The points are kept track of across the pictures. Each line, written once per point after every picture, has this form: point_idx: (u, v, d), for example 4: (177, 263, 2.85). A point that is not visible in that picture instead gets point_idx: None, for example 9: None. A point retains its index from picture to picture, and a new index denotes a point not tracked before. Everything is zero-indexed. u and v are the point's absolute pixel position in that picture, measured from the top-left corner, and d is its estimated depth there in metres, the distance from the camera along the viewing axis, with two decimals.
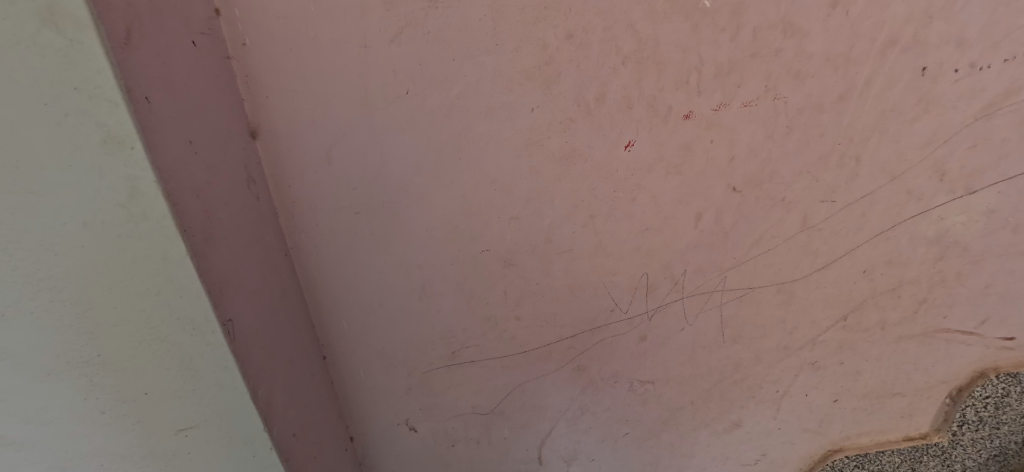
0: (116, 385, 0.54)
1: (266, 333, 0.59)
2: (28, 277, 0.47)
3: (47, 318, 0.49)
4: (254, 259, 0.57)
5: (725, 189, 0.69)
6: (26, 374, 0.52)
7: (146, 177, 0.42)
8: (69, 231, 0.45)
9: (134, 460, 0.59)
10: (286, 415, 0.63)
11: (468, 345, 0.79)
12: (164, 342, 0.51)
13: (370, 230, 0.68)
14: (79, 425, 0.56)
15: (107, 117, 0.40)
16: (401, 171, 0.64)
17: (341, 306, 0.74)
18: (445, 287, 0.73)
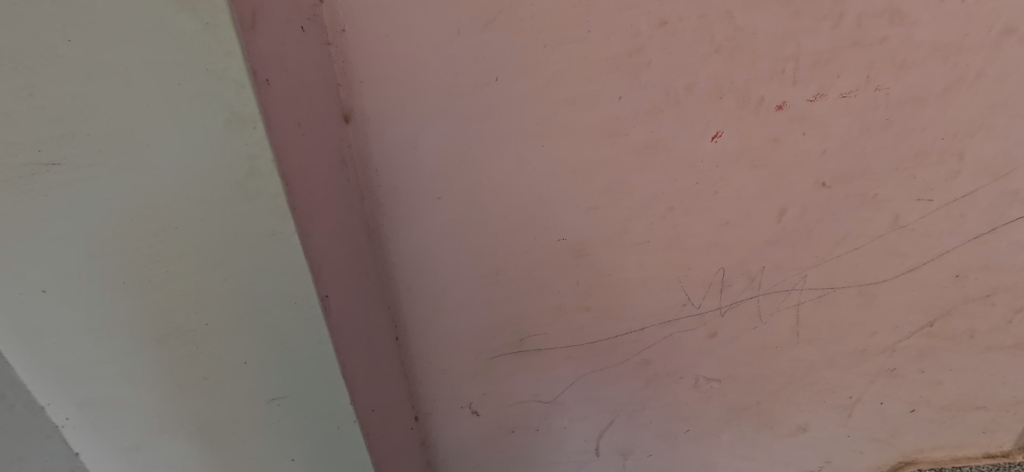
0: (218, 355, 0.57)
1: (352, 311, 0.61)
2: (150, 248, 0.50)
3: (162, 287, 0.53)
4: (345, 239, 0.60)
5: (813, 185, 0.66)
6: (141, 338, 0.56)
7: (264, 156, 0.44)
8: (190, 207, 0.48)
9: (228, 426, 0.63)
10: (366, 393, 0.65)
11: (535, 333, 0.79)
12: (265, 314, 0.54)
13: (449, 216, 0.69)
14: (182, 389, 0.60)
15: (232, 98, 0.42)
16: (483, 158, 0.65)
17: (416, 289, 0.76)
18: (517, 275, 0.74)
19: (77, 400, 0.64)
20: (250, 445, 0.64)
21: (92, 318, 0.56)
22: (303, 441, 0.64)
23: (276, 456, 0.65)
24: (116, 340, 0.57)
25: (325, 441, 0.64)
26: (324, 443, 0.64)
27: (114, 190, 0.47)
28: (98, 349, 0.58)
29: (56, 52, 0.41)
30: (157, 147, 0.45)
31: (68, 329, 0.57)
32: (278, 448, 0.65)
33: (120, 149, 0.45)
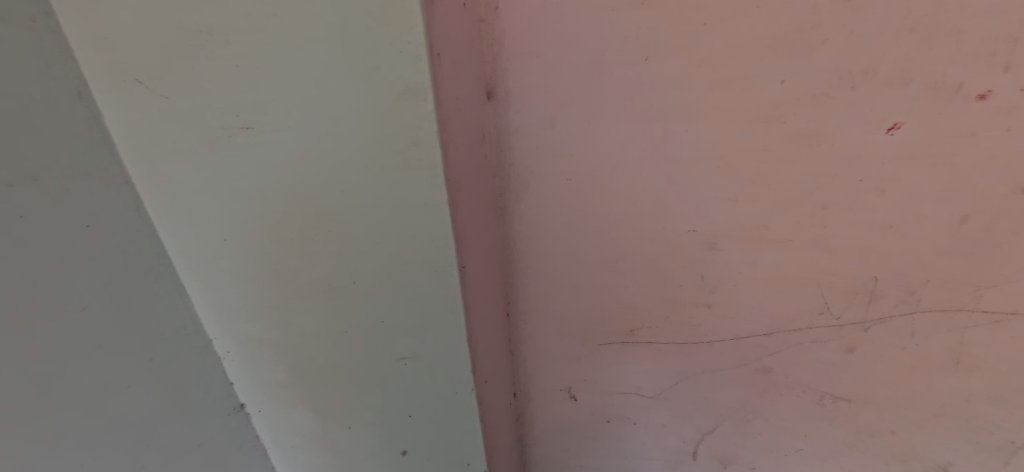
0: (362, 311, 0.62)
1: (481, 281, 0.64)
2: (320, 207, 0.55)
3: (321, 245, 0.58)
4: (477, 211, 0.63)
5: (1009, 191, 0.55)
6: (298, 290, 0.63)
7: (430, 128, 0.47)
8: (355, 172, 0.52)
9: (360, 378, 0.69)
10: (483, 362, 0.68)
11: (647, 326, 0.77)
12: (406, 279, 0.57)
13: (576, 198, 0.70)
14: (326, 340, 0.66)
15: (408, 71, 0.44)
16: (619, 141, 0.64)
17: (535, 269, 0.77)
18: (638, 264, 0.72)
19: (240, 339, 0.73)
20: (377, 397, 0.70)
21: (261, 267, 0.64)
22: (423, 401, 0.68)
23: (397, 412, 0.70)
24: (279, 288, 0.65)
25: (443, 404, 0.67)
26: (443, 406, 0.67)
27: (299, 151, 0.53)
28: (262, 296, 0.66)
29: (264, 27, 0.47)
30: (338, 115, 0.49)
31: (242, 276, 0.66)
32: (400, 405, 0.69)
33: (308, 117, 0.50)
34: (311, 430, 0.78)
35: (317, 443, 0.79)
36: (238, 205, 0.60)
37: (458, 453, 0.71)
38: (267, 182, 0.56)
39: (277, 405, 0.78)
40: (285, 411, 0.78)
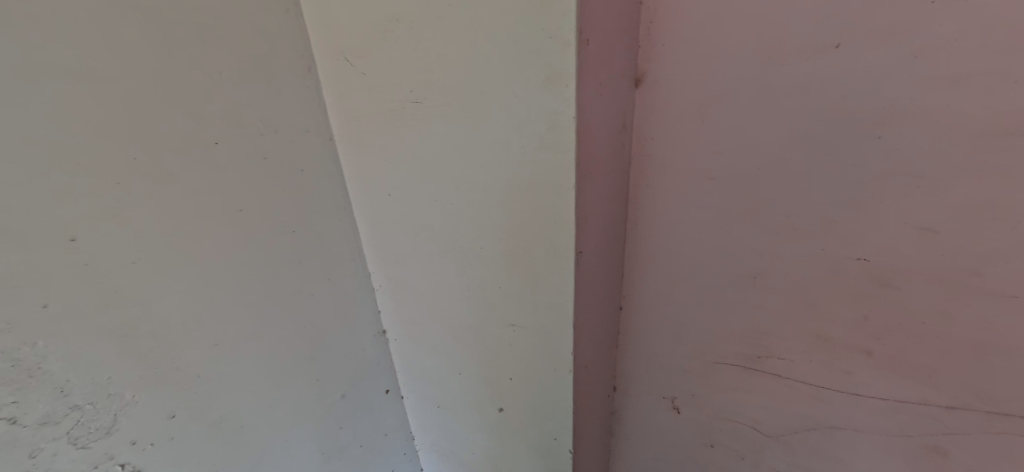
0: (487, 272, 0.69)
1: (597, 265, 0.67)
2: (466, 173, 0.65)
3: (459, 208, 0.67)
4: (602, 197, 0.64)
5: None
6: (433, 244, 0.73)
7: (567, 113, 0.54)
8: (495, 149, 0.61)
9: (475, 334, 0.75)
10: (585, 345, 0.70)
11: (777, 356, 0.68)
12: (524, 250, 0.65)
13: (713, 201, 0.66)
14: (452, 294, 0.74)
15: (555, 57, 0.52)
16: (775, 142, 0.59)
17: (658, 268, 0.73)
18: (778, 283, 0.65)
19: (377, 281, 0.83)
20: (482, 354, 0.76)
21: (407, 220, 0.73)
22: (525, 367, 0.72)
23: (501, 374, 0.75)
24: (421, 242, 0.73)
25: (541, 373, 0.71)
26: (542, 377, 0.71)
27: (455, 126, 0.62)
28: (404, 245, 0.76)
29: (440, 15, 0.56)
30: (488, 98, 0.58)
31: (392, 223, 0.75)
32: (504, 367, 0.74)
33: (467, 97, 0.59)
34: (422, 374, 0.86)
35: (423, 386, 0.87)
36: (399, 166, 0.70)
37: (547, 427, 0.74)
38: (430, 148, 0.66)
39: (397, 348, 0.88)
40: (404, 353, 0.87)
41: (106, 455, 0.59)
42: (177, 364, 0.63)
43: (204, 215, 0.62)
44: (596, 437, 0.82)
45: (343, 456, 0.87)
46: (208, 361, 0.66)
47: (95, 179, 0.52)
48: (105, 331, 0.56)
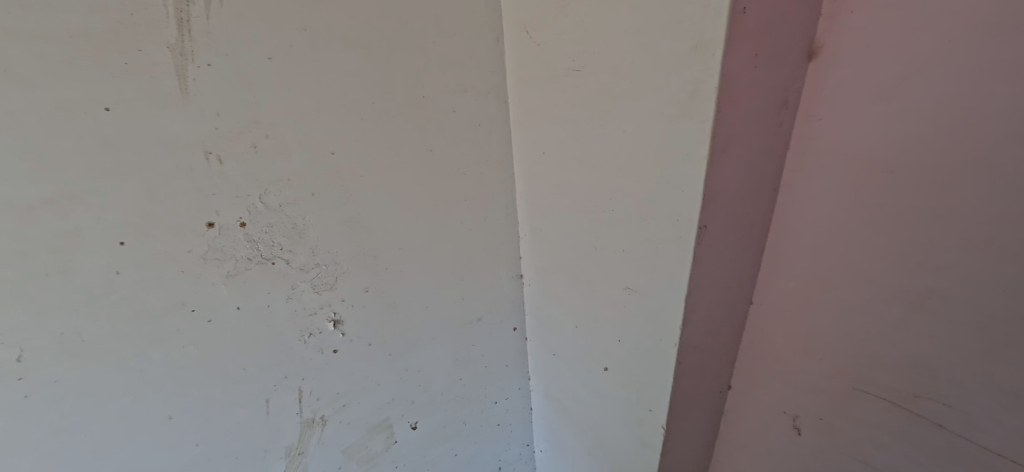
0: (613, 233, 0.70)
1: (721, 250, 0.63)
2: (621, 135, 0.63)
3: (591, 170, 0.70)
4: (741, 179, 0.60)
5: None
6: (570, 202, 0.76)
7: (710, 82, 0.51)
8: (630, 115, 0.61)
9: (596, 291, 0.78)
10: (695, 328, 0.67)
11: (939, 399, 0.58)
12: (648, 217, 0.64)
13: (886, 202, 0.55)
14: (585, 251, 0.77)
15: (706, 26, 0.49)
16: (985, 137, 0.48)
17: (804, 270, 0.65)
18: (958, 314, 0.53)
19: (524, 230, 0.91)
20: (598, 313, 0.79)
21: (552, 178, 0.78)
22: (631, 328, 0.74)
23: (611, 334, 0.78)
24: (569, 197, 0.76)
25: (649, 344, 0.71)
26: (648, 346, 0.71)
27: (627, 91, 0.60)
28: (552, 201, 0.80)
29: None
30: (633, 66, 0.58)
31: (542, 180, 0.80)
32: (614, 327, 0.77)
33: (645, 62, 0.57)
34: (545, 321, 0.95)
35: (545, 333, 0.97)
36: (554, 128, 0.73)
37: (643, 396, 0.75)
38: (583, 112, 0.67)
39: (530, 292, 0.98)
40: (535, 300, 0.97)
41: (328, 304, 0.77)
42: (381, 255, 0.78)
43: (410, 150, 0.74)
44: (700, 425, 0.80)
45: (469, 371, 1.03)
46: (401, 258, 0.81)
47: (349, 109, 0.67)
48: (345, 216, 0.72)
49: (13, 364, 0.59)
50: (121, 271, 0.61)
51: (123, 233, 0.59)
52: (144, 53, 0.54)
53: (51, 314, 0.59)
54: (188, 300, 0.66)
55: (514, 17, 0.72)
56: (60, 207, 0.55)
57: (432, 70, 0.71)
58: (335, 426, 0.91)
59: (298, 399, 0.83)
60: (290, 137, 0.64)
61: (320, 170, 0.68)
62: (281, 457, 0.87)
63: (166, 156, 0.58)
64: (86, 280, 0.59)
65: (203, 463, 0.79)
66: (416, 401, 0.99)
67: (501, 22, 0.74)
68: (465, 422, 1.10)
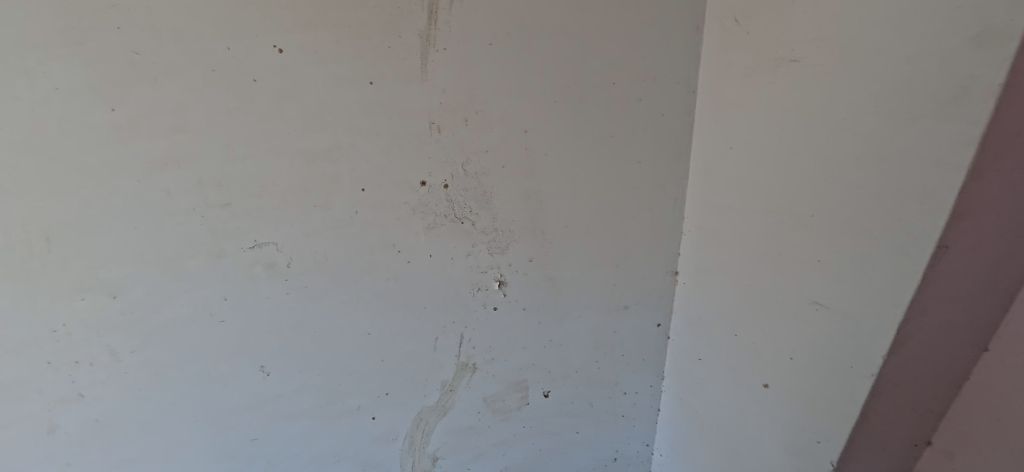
0: (810, 243, 0.64)
1: (960, 278, 0.54)
2: (835, 135, 0.58)
3: (788, 170, 0.65)
4: (1012, 197, 0.50)
5: None
6: (753, 202, 0.72)
7: (992, 78, 0.43)
8: (857, 114, 0.55)
9: (771, 302, 0.72)
10: (902, 363, 0.59)
11: None
12: (859, 229, 0.57)
13: None
14: (762, 256, 0.72)
15: (999, 12, 0.41)
16: None
17: None
18: None
19: (688, 227, 0.89)
20: (766, 324, 0.74)
21: (737, 175, 0.74)
22: (820, 352, 0.65)
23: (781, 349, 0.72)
24: (748, 195, 0.73)
25: (830, 368, 0.64)
26: (829, 372, 0.65)
27: (850, 87, 0.55)
28: (730, 196, 0.76)
29: None
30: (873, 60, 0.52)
31: (723, 174, 0.77)
32: (785, 344, 0.71)
33: (881, 56, 0.51)
34: (697, 323, 0.93)
35: (693, 335, 0.95)
36: (754, 121, 0.70)
37: (815, 425, 0.69)
38: (791, 108, 0.63)
39: (683, 292, 0.97)
40: (687, 300, 0.95)
41: (498, 265, 0.88)
42: (549, 228, 0.86)
43: (590, 136, 0.79)
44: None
45: (607, 354, 1.06)
46: (566, 235, 0.88)
47: (546, 93, 0.75)
48: (525, 189, 0.81)
49: (286, 267, 0.80)
50: (358, 211, 0.77)
51: (365, 182, 0.75)
52: (402, 39, 0.67)
53: (315, 236, 0.78)
54: (397, 243, 0.81)
55: (720, 6, 0.71)
56: (331, 156, 0.72)
57: (625, 58, 0.74)
58: (482, 375, 1.03)
59: (457, 343, 0.96)
60: (495, 114, 0.74)
61: (513, 146, 0.77)
62: (436, 389, 1.02)
63: (403, 121, 0.72)
64: (336, 214, 0.77)
65: (382, 376, 0.97)
66: (552, 372, 1.06)
67: (704, 12, 0.73)
68: (592, 404, 1.14)
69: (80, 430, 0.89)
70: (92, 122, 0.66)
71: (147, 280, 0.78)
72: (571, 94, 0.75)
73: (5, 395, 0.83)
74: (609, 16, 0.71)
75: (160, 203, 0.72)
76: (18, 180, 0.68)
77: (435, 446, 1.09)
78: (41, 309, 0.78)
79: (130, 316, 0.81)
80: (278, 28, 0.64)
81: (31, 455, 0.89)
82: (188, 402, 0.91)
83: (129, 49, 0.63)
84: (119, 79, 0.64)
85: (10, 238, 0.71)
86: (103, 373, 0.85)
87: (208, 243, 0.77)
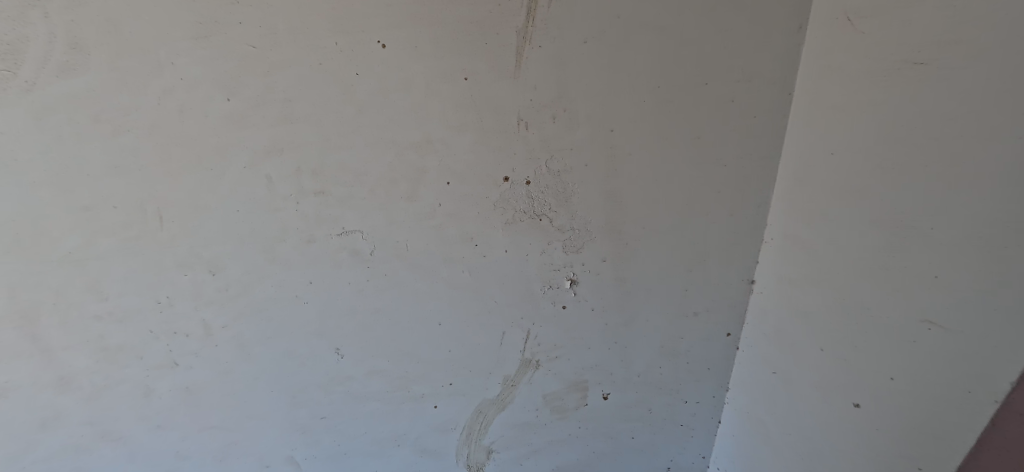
0: (919, 257, 0.62)
1: None
2: (957, 145, 0.55)
3: (902, 182, 0.62)
4: None
5: None
6: (857, 212, 0.70)
7: None
8: (988, 122, 0.52)
9: (870, 317, 0.70)
10: None
11: None
12: (989, 247, 0.54)
13: None
14: (859, 269, 0.70)
15: None
16: None
17: None
18: None
19: (769, 236, 0.88)
20: (865, 340, 0.72)
21: (838, 184, 0.72)
22: (925, 374, 0.64)
23: (880, 369, 0.70)
24: (847, 206, 0.71)
25: (943, 391, 0.62)
26: (937, 396, 0.63)
27: (977, 95, 0.53)
28: (825, 206, 0.75)
29: None
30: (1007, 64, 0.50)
31: (818, 182, 0.75)
32: (884, 363, 0.69)
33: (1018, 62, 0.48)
34: (776, 334, 0.91)
35: (767, 346, 0.94)
36: (861, 128, 0.67)
37: (923, 451, 0.66)
38: (907, 114, 0.61)
39: (757, 302, 0.95)
40: (765, 310, 0.93)
41: (570, 264, 0.88)
42: (626, 230, 0.86)
43: (676, 137, 0.79)
44: None
45: (672, 361, 1.04)
46: (642, 238, 0.87)
47: (636, 92, 0.75)
48: (606, 190, 0.82)
49: (369, 254, 0.84)
50: (440, 204, 0.80)
51: (450, 175, 0.78)
52: (499, 37, 0.69)
53: (398, 225, 0.81)
54: (473, 235, 0.84)
55: (831, 4, 0.69)
56: (420, 149, 0.76)
57: (719, 59, 0.74)
58: (544, 373, 1.02)
59: (524, 340, 0.97)
60: (582, 113, 0.75)
61: (599, 145, 0.78)
62: (498, 383, 1.03)
63: (494, 117, 0.75)
64: (419, 206, 0.80)
65: (448, 366, 0.99)
66: (615, 374, 1.05)
67: (808, 10, 0.71)
68: (651, 410, 1.12)
69: (172, 396, 0.96)
70: (208, 110, 0.71)
71: (241, 260, 0.83)
72: (660, 94, 0.75)
73: (112, 358, 0.90)
74: (706, 15, 0.70)
75: (261, 188, 0.77)
76: (142, 161, 0.74)
77: (491, 438, 1.10)
78: (148, 282, 0.84)
79: (225, 293, 0.86)
80: (384, 23, 0.67)
81: (128, 415, 0.96)
82: (268, 377, 0.96)
83: (247, 43, 0.68)
84: (234, 71, 0.69)
85: (129, 214, 0.78)
86: (195, 345, 0.91)
87: (300, 228, 0.81)
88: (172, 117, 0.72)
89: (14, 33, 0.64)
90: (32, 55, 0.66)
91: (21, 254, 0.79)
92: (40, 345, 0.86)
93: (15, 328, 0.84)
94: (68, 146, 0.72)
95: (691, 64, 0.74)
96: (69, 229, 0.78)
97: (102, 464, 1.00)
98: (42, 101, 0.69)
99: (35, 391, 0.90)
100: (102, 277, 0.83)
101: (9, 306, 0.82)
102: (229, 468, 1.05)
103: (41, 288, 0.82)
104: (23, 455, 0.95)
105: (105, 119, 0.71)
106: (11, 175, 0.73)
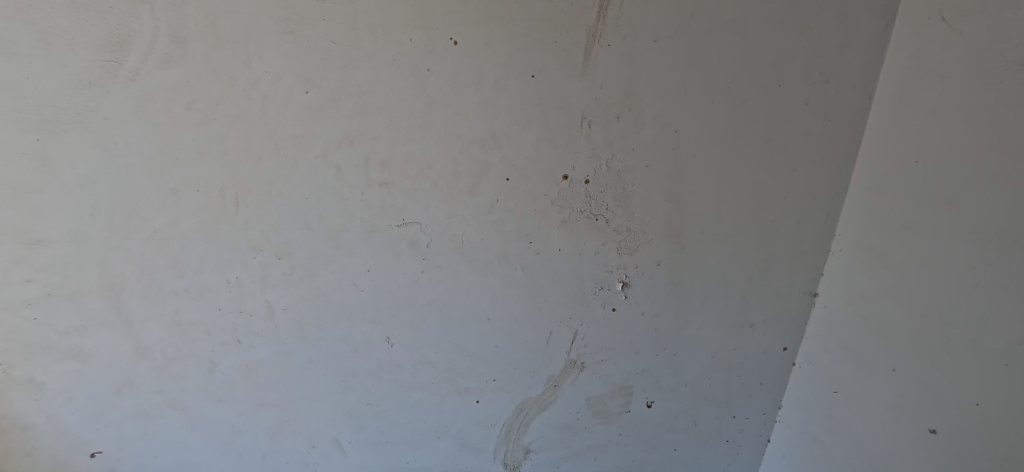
0: (1019, 272, 0.59)
1: None
2: None
3: (1007, 192, 0.60)
4: None
5: None
6: (950, 223, 0.67)
7: None
8: None
9: (956, 333, 0.68)
10: None
11: None
12: None
13: None
14: (949, 284, 0.68)
15: None
16: None
17: None
18: None
19: (839, 246, 0.86)
20: (950, 358, 0.69)
21: (926, 192, 0.70)
22: (1021, 398, 0.60)
23: (963, 391, 0.67)
24: (938, 217, 0.69)
25: None
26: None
27: None
28: (910, 215, 0.73)
29: None
30: None
31: (903, 192, 0.73)
32: (970, 386, 0.66)
33: None
34: (840, 349, 0.88)
35: (829, 362, 0.91)
36: (953, 134, 0.66)
37: None
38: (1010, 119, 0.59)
39: (821, 316, 0.92)
40: (828, 324, 0.91)
41: (623, 265, 0.89)
42: (686, 232, 0.86)
43: (745, 139, 0.79)
44: None
45: (723, 372, 1.01)
46: (701, 242, 0.87)
47: (704, 92, 0.76)
48: (667, 191, 0.83)
49: (427, 246, 0.87)
50: (498, 199, 0.83)
51: (511, 171, 0.80)
52: (569, 34, 0.72)
53: (456, 217, 0.84)
54: (529, 232, 0.85)
55: (923, 5, 0.68)
56: (485, 144, 0.78)
57: (794, 61, 0.74)
58: (589, 375, 1.02)
59: (571, 340, 0.97)
60: (650, 112, 0.77)
61: (663, 146, 0.79)
62: (542, 383, 1.03)
63: (560, 113, 0.77)
64: (479, 200, 0.83)
65: (494, 362, 1.00)
66: (662, 382, 1.03)
67: (896, 10, 0.71)
68: (697, 423, 1.09)
69: (233, 372, 1.01)
70: (289, 101, 0.76)
71: (306, 245, 0.87)
72: (730, 95, 0.76)
73: (184, 332, 0.96)
74: (784, 16, 0.72)
75: (331, 178, 0.81)
76: (226, 148, 0.80)
77: (531, 438, 1.10)
78: (222, 262, 0.89)
79: (289, 276, 0.91)
80: (459, 21, 0.71)
81: (193, 387, 1.02)
82: (323, 360, 1.00)
83: (329, 39, 0.72)
84: (316, 65, 0.73)
85: (209, 198, 0.83)
86: (258, 324, 0.96)
87: (363, 218, 0.84)
88: (255, 107, 0.77)
89: (124, 27, 0.71)
90: (138, 47, 0.73)
91: (113, 231, 0.86)
92: (123, 316, 0.94)
93: (102, 298, 0.91)
94: (163, 131, 0.78)
95: (767, 65, 0.75)
96: (157, 209, 0.84)
97: (166, 431, 1.06)
98: (144, 89, 0.75)
99: (115, 358, 0.98)
100: (181, 255, 0.89)
101: (99, 278, 0.90)
102: (278, 445, 1.10)
103: (128, 263, 0.89)
104: (100, 417, 1.03)
105: (196, 108, 0.77)
106: (113, 157, 0.80)
